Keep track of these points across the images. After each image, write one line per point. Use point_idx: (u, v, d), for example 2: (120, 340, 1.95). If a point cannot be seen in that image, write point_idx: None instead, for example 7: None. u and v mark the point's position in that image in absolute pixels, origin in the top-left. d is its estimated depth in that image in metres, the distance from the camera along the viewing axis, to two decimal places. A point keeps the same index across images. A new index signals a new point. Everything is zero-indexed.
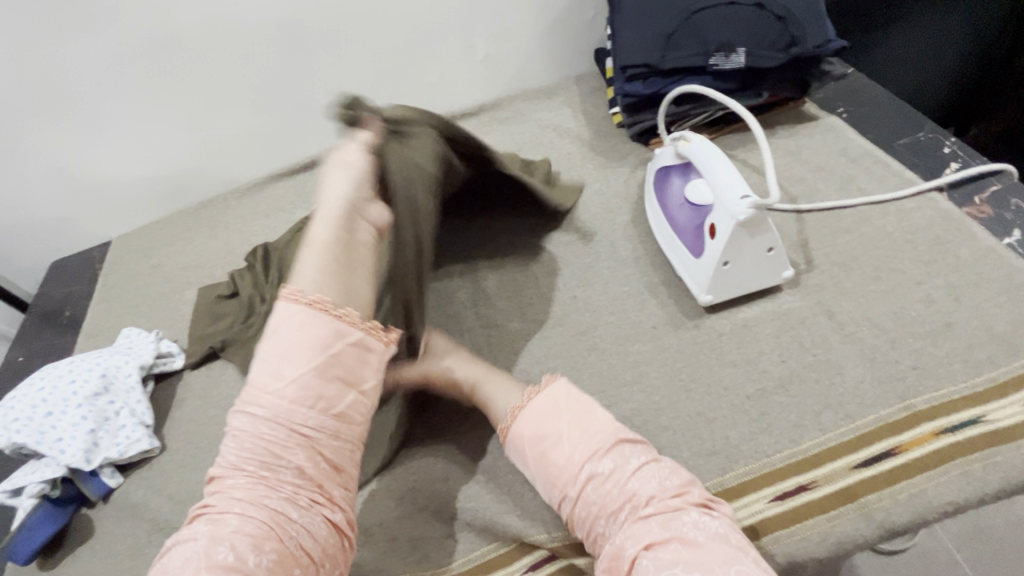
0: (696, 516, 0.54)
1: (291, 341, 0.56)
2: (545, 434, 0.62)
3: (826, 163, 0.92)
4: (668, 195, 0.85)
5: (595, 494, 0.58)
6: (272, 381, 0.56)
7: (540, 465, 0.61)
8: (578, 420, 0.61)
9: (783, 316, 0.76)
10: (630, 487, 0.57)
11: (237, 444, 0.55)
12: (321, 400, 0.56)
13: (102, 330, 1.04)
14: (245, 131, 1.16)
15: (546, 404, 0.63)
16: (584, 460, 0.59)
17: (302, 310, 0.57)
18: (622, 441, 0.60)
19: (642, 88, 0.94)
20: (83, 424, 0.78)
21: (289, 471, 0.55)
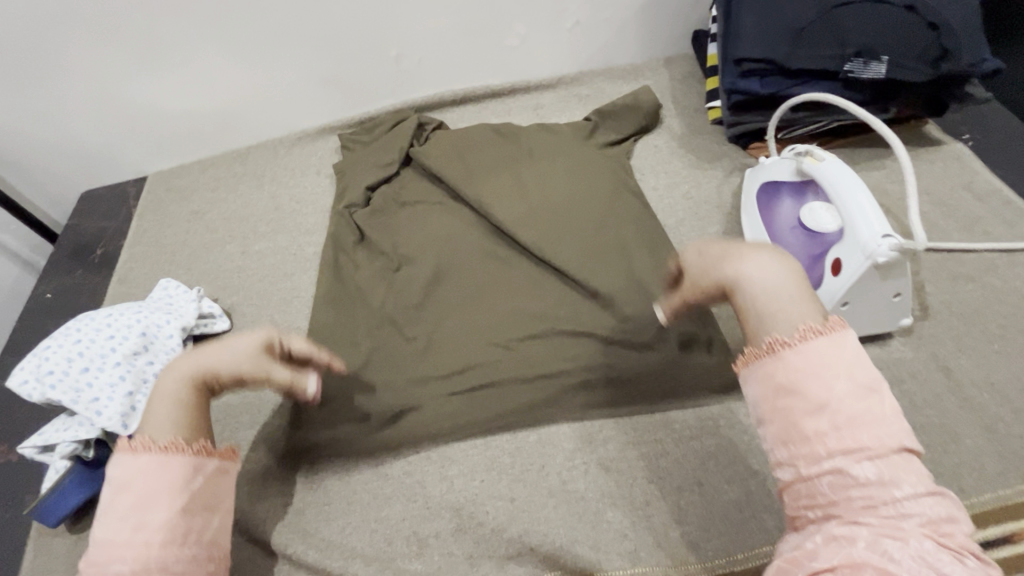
0: (933, 552, 0.37)
1: (162, 397, 0.55)
2: (799, 387, 0.43)
3: (949, 197, 0.83)
4: (778, 213, 0.76)
5: (810, 492, 0.41)
6: (154, 433, 0.53)
7: (774, 415, 0.43)
8: (858, 411, 0.41)
9: (892, 367, 0.69)
10: (885, 501, 0.39)
11: (129, 479, 0.50)
12: (189, 514, 0.51)
13: (137, 277, 0.98)
14: (304, 76, 1.06)
15: (823, 356, 0.43)
16: (835, 450, 0.41)
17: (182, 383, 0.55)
18: (867, 408, 0.42)
19: (757, 86, 0.83)
20: (120, 386, 0.73)
21: (179, 497, 0.51)
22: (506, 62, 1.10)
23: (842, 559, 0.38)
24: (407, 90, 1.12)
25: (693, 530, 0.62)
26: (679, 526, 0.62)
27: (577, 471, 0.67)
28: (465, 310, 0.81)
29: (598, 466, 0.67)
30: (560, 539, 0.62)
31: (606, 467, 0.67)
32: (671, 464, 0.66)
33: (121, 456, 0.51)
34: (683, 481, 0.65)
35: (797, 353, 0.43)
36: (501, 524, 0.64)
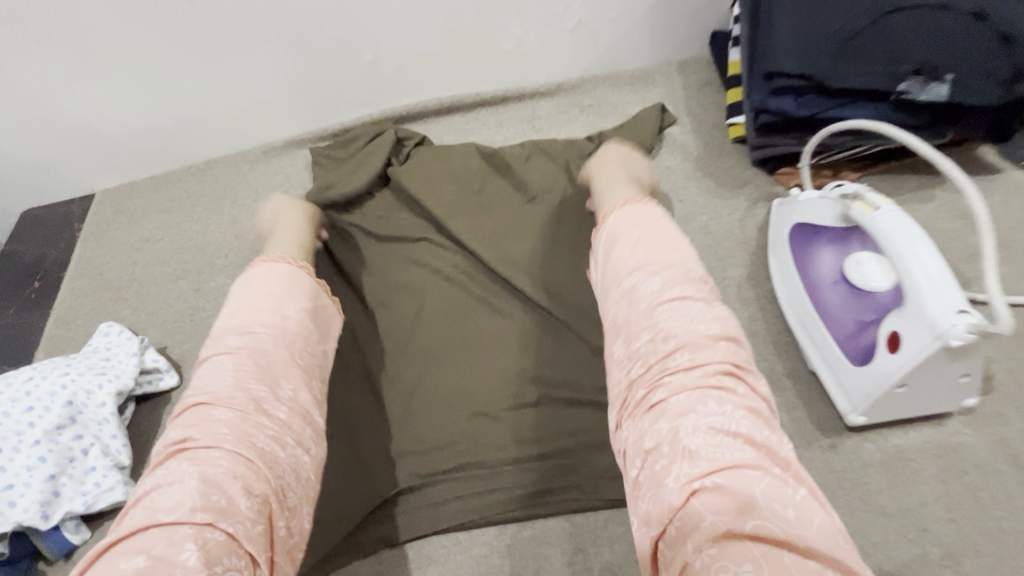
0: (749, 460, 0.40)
1: (237, 396, 0.47)
2: (627, 322, 0.49)
3: (1010, 239, 0.72)
4: (816, 263, 0.65)
5: (666, 435, 0.42)
6: (253, 311, 0.53)
7: (625, 365, 0.48)
8: (676, 323, 0.47)
9: (950, 455, 0.58)
10: (680, 395, 0.44)
11: (223, 373, 0.48)
12: (258, 372, 0.48)
13: (77, 317, 0.86)
14: (266, 83, 0.93)
15: (654, 277, 0.50)
16: (672, 374, 0.45)
17: (275, 334, 0.52)
18: (668, 307, 0.48)
19: (790, 107, 0.71)
20: (40, 469, 0.62)
21: (282, 388, 0.49)
22: (498, 67, 0.96)
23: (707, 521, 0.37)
24: (386, 98, 0.99)
25: None
26: None
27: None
28: (450, 369, 0.69)
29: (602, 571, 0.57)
30: None
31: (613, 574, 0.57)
32: None
33: (228, 315, 0.53)
34: None
35: (628, 283, 0.51)
36: None
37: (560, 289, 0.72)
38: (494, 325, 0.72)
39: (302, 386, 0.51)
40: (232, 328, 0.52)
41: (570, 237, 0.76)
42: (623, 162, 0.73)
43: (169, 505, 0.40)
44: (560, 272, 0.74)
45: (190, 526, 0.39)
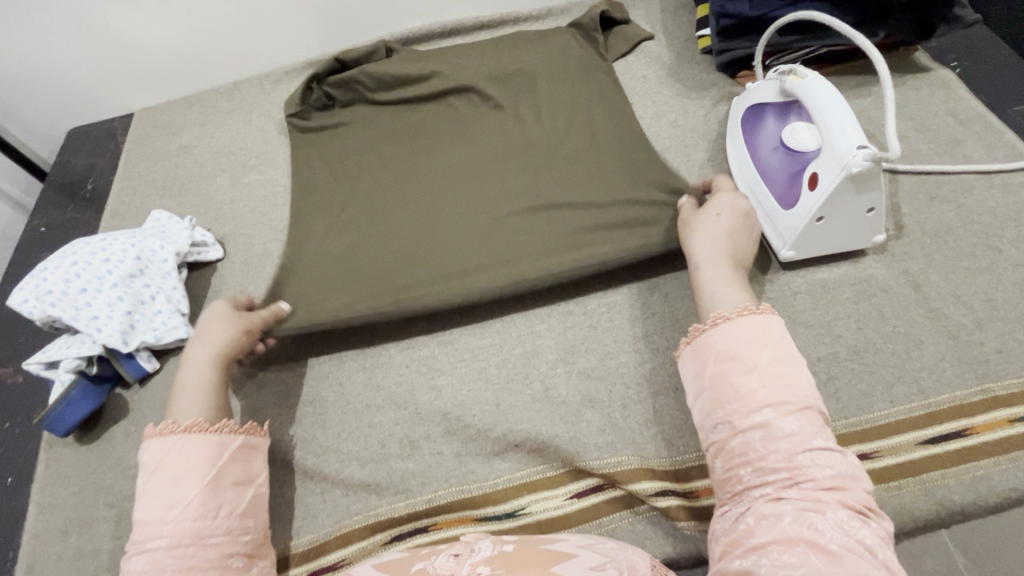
0: (848, 521, 0.45)
1: (174, 460, 0.56)
2: (738, 355, 0.53)
3: (931, 122, 0.84)
4: (760, 136, 0.77)
5: (746, 451, 0.50)
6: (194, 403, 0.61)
7: (727, 391, 0.52)
8: (782, 375, 0.51)
9: (864, 283, 0.71)
10: (801, 451, 0.48)
11: (152, 458, 0.57)
12: (189, 458, 0.57)
13: (129, 210, 0.99)
14: (287, 4, 1.03)
15: (757, 331, 0.54)
16: (764, 405, 0.50)
17: (189, 434, 0.58)
18: (775, 362, 0.52)
19: (747, 9, 0.83)
20: (119, 305, 0.75)
21: (196, 450, 0.57)
22: None
23: (776, 536, 0.45)
24: (395, 20, 1.09)
25: (668, 432, 0.66)
26: (654, 428, 0.66)
27: (561, 381, 0.71)
28: (438, 233, 0.82)
29: (579, 375, 0.71)
30: (542, 436, 0.67)
31: (586, 377, 0.70)
32: (650, 373, 0.70)
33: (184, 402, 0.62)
34: (659, 387, 0.68)
35: (732, 346, 0.54)
36: (488, 424, 0.69)
37: (554, 189, 0.85)
38: (499, 219, 0.83)
39: (213, 476, 0.57)
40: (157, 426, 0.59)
41: (544, 129, 0.92)
42: (732, 215, 0.68)
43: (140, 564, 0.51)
44: (553, 173, 0.87)
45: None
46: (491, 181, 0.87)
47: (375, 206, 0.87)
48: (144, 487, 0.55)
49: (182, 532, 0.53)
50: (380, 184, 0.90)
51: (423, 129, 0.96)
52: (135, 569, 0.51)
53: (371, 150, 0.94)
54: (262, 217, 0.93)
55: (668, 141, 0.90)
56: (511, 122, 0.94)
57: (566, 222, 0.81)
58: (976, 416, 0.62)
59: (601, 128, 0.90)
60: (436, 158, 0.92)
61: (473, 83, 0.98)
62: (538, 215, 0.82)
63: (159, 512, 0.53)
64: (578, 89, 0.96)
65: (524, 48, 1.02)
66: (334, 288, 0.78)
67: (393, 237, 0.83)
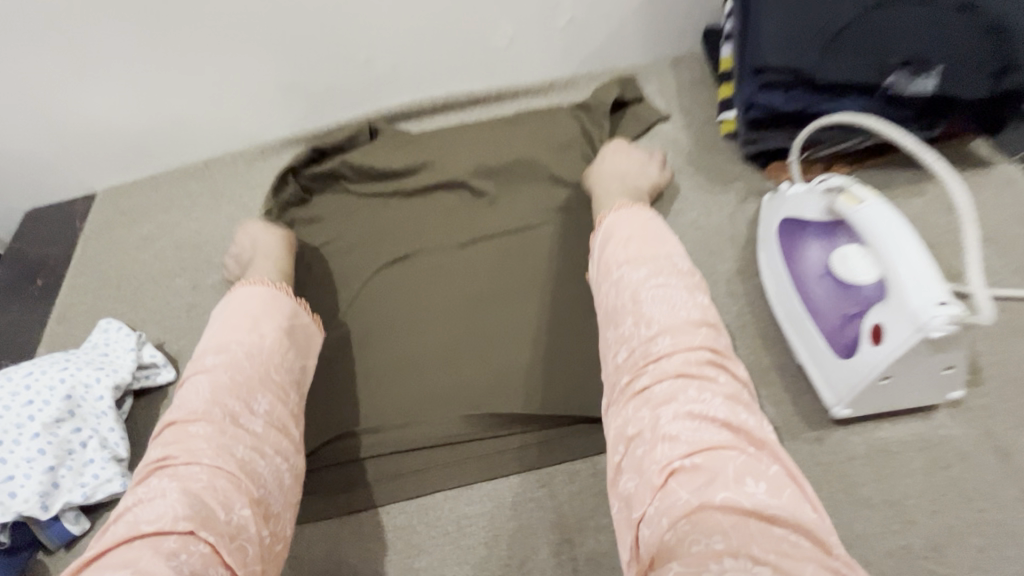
0: (748, 466, 0.43)
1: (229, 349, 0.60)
2: (614, 317, 0.57)
3: (1001, 231, 0.71)
4: (803, 256, 0.65)
5: (635, 420, 0.49)
6: (236, 337, 0.60)
7: (608, 335, 0.57)
8: (657, 311, 0.54)
9: (938, 448, 0.58)
10: (679, 396, 0.48)
11: (199, 393, 0.55)
12: (234, 394, 0.55)
13: (78, 315, 0.88)
14: (262, 83, 0.94)
15: (633, 257, 0.60)
16: (670, 367, 0.50)
17: (231, 363, 0.57)
18: (666, 309, 0.54)
19: (780, 102, 0.71)
20: (39, 461, 0.64)
21: (257, 403, 0.56)
22: (494, 65, 0.97)
23: (685, 505, 0.41)
24: (381, 95, 0.99)
25: None
26: None
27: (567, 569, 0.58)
28: (425, 357, 0.73)
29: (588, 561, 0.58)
30: None
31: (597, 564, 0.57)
32: None
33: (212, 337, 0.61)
34: None
35: (617, 284, 0.59)
36: None
37: (555, 306, 0.74)
38: (488, 356, 0.72)
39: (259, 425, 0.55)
40: (211, 348, 0.59)
41: (543, 228, 0.81)
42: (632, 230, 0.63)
43: (153, 517, 0.45)
44: (552, 295, 0.75)
45: (212, 530, 0.45)
46: (484, 293, 0.77)
47: (354, 322, 0.77)
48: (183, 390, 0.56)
49: (219, 466, 0.50)
50: (359, 293, 0.80)
51: (404, 231, 0.84)
52: (158, 509, 0.46)
53: (350, 248, 0.84)
54: None
55: (689, 245, 0.78)
56: (508, 216, 0.83)
57: (566, 365, 0.70)
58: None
59: None
60: (424, 260, 0.81)
61: (462, 178, 0.87)
62: (533, 353, 0.71)
63: (195, 442, 0.51)
64: (584, 176, 0.85)
65: (520, 136, 0.91)
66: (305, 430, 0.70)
67: (369, 375, 0.72)
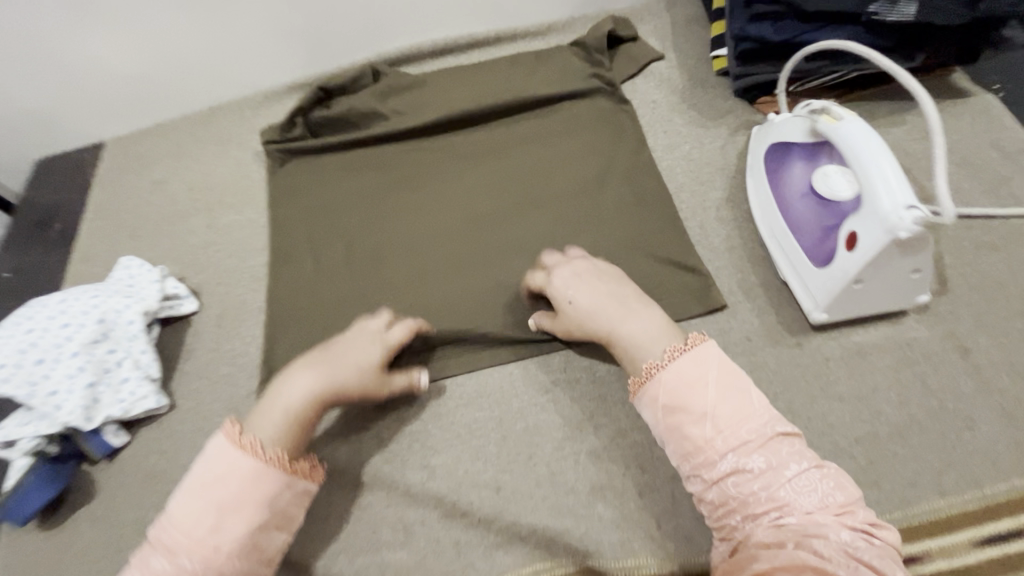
0: (848, 541, 0.45)
1: (283, 410, 0.56)
2: (687, 405, 0.52)
3: (975, 156, 0.76)
4: (787, 177, 0.69)
5: (735, 494, 0.49)
6: (225, 451, 0.53)
7: (673, 433, 0.52)
8: (733, 414, 0.51)
9: (906, 348, 0.64)
10: (778, 490, 0.48)
11: (181, 515, 0.51)
12: (223, 515, 0.51)
13: (98, 255, 0.91)
14: (263, 26, 0.95)
15: (692, 373, 0.53)
16: (796, 510, 0.48)
17: (262, 466, 0.53)
18: (773, 439, 0.50)
19: (770, 33, 0.74)
20: (80, 377, 0.68)
21: (237, 526, 0.51)
22: (492, 7, 0.98)
23: (783, 562, 0.44)
24: (381, 39, 1.00)
25: (688, 524, 0.59)
26: (672, 521, 0.59)
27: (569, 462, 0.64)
28: (433, 274, 0.78)
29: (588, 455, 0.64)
30: (546, 527, 0.60)
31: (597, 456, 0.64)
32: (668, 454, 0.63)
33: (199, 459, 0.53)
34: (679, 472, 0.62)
35: (670, 384, 0.53)
36: (488, 512, 0.62)
37: (555, 228, 0.79)
38: (493, 264, 0.78)
39: (260, 516, 0.52)
40: (199, 464, 0.53)
41: (543, 159, 0.86)
42: (577, 279, 0.65)
43: None
44: (549, 211, 0.81)
45: None
46: (487, 217, 0.82)
47: (367, 244, 0.83)
48: (190, 488, 0.52)
49: (207, 558, 0.50)
50: (370, 218, 0.85)
51: (411, 162, 0.90)
52: None
53: (359, 180, 0.89)
54: (240, 265, 0.86)
55: (682, 177, 0.82)
56: (509, 149, 0.88)
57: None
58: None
59: (607, 159, 0.84)
60: (430, 190, 0.86)
61: (463, 115, 0.90)
62: (534, 267, 0.77)
63: None
64: (582, 109, 0.89)
65: (518, 74, 0.94)
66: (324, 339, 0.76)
67: (384, 286, 0.79)
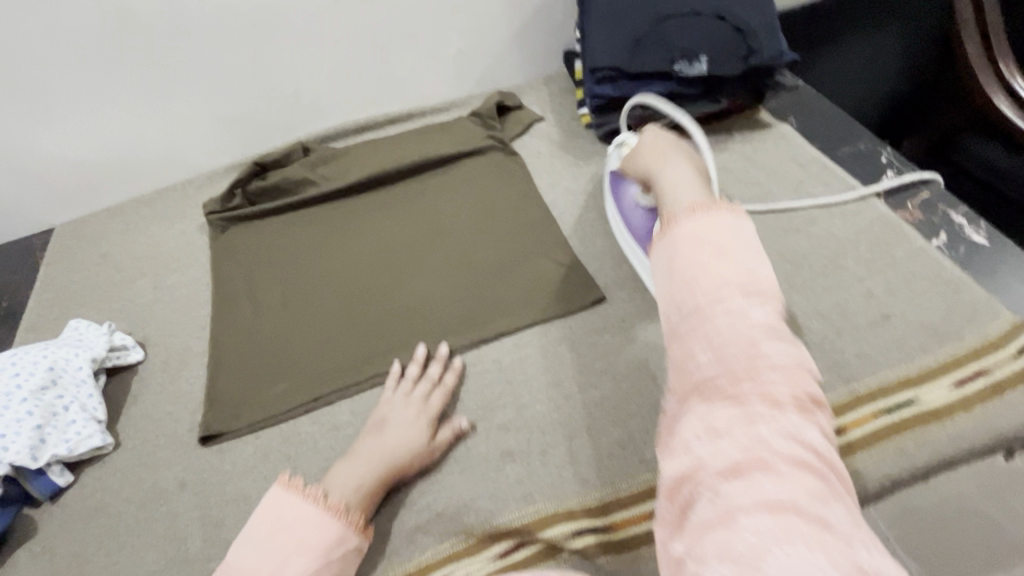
0: (807, 433, 0.37)
1: (354, 479, 0.67)
2: (705, 241, 0.48)
3: (778, 169, 0.98)
4: (623, 195, 0.88)
5: (712, 334, 0.42)
6: (274, 514, 0.62)
7: (682, 268, 0.47)
8: (741, 262, 0.46)
9: None
10: (761, 365, 0.40)
11: None
12: (284, 559, 0.58)
13: (47, 323, 0.98)
14: (207, 117, 1.12)
15: (720, 225, 0.49)
16: (759, 360, 0.40)
17: (325, 512, 0.62)
18: (751, 283, 0.45)
19: (611, 90, 0.97)
20: (28, 420, 0.73)
21: (294, 569, 0.58)
22: (401, 91, 1.20)
23: (727, 462, 0.36)
24: (310, 121, 1.19)
25: (584, 471, 0.70)
26: (571, 470, 0.70)
27: (482, 437, 0.74)
28: (363, 302, 0.91)
29: (498, 429, 0.75)
30: (464, 494, 0.70)
31: (506, 429, 0.74)
32: (565, 417, 0.75)
33: (239, 542, 0.60)
34: (574, 430, 0.73)
35: (691, 226, 0.50)
36: (415, 491, 0.71)
37: (464, 251, 0.95)
38: (414, 287, 0.91)
39: (319, 564, 0.59)
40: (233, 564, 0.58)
41: (452, 199, 1.03)
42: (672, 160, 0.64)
43: None
44: (456, 242, 0.96)
45: None
46: (407, 250, 0.97)
47: (302, 284, 0.95)
48: (256, 531, 0.61)
49: None
50: (304, 263, 0.97)
51: (340, 215, 1.04)
52: None
53: (294, 233, 1.02)
54: (185, 316, 0.95)
55: (563, 205, 1.01)
56: (424, 196, 1.05)
57: (473, 285, 0.90)
58: (873, 403, 0.70)
59: (503, 195, 1.02)
60: (357, 235, 1.01)
61: (382, 173, 1.07)
62: (449, 284, 0.91)
63: None
64: (481, 161, 1.09)
65: (427, 140, 1.14)
66: (264, 368, 0.85)
67: (318, 316, 0.90)
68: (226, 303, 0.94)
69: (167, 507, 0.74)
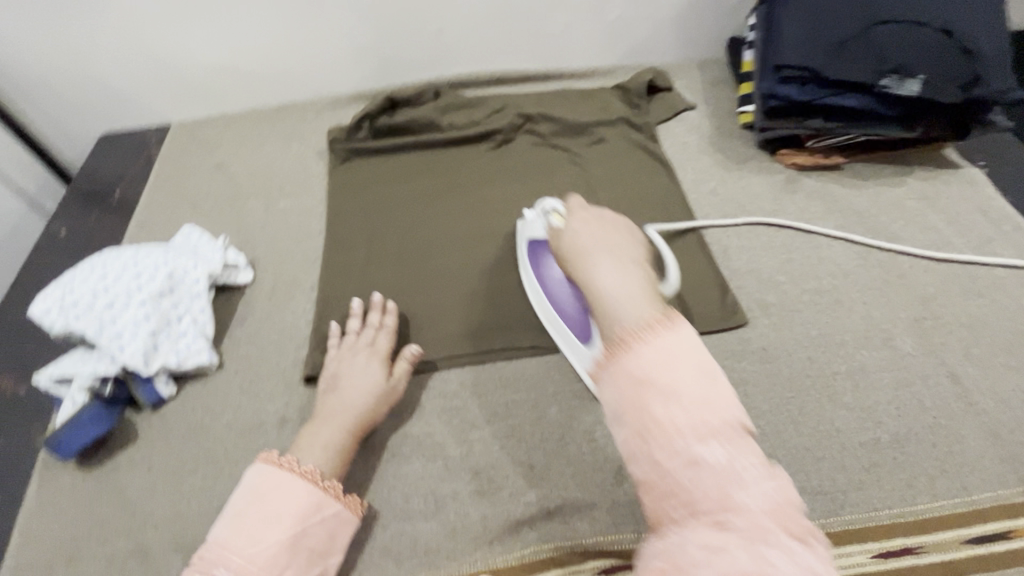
0: (699, 435, 0.39)
1: (321, 440, 0.65)
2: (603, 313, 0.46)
3: (962, 217, 0.87)
4: (545, 267, 0.77)
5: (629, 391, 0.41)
6: (250, 485, 0.60)
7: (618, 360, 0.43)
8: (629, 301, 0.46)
9: (903, 371, 0.73)
10: (666, 389, 0.41)
11: None
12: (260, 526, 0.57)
13: (159, 225, 0.97)
14: (341, 40, 1.05)
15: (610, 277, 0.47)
16: (691, 436, 0.39)
17: (299, 477, 0.61)
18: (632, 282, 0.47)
19: (796, 93, 0.86)
20: (144, 324, 0.72)
21: (270, 532, 0.57)
22: (545, 49, 1.10)
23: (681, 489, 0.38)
24: (444, 64, 1.11)
25: None
26: None
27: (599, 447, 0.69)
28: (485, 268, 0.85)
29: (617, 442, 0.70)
30: (576, 504, 0.65)
31: None
32: None
33: (222, 517, 0.58)
34: None
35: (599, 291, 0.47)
36: (523, 488, 0.67)
37: None
38: None
39: (299, 529, 0.58)
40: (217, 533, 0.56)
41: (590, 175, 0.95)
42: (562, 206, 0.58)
43: None
44: None
45: None
46: None
47: (422, 234, 0.90)
48: (239, 507, 0.58)
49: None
50: (426, 213, 0.92)
51: (471, 166, 0.98)
52: None
53: (418, 179, 0.97)
54: (295, 246, 0.92)
55: (708, 208, 0.92)
56: (562, 164, 0.97)
57: None
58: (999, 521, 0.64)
59: (647, 184, 0.93)
60: (487, 192, 0.94)
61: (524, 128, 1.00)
62: None
63: None
64: (624, 141, 0.99)
65: (566, 105, 1.05)
66: None
67: (434, 273, 0.85)
68: (342, 239, 0.90)
69: (265, 442, 0.72)
